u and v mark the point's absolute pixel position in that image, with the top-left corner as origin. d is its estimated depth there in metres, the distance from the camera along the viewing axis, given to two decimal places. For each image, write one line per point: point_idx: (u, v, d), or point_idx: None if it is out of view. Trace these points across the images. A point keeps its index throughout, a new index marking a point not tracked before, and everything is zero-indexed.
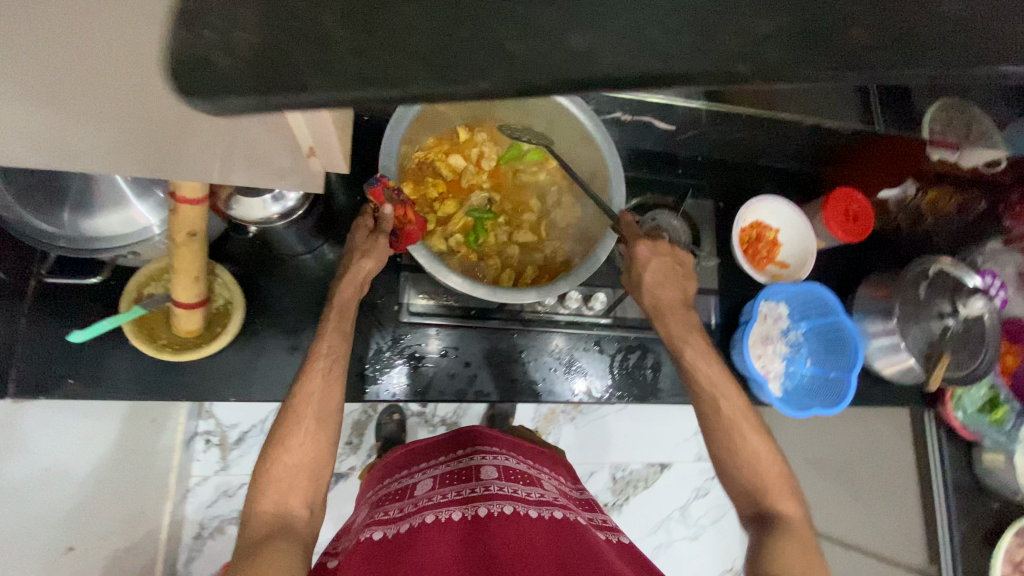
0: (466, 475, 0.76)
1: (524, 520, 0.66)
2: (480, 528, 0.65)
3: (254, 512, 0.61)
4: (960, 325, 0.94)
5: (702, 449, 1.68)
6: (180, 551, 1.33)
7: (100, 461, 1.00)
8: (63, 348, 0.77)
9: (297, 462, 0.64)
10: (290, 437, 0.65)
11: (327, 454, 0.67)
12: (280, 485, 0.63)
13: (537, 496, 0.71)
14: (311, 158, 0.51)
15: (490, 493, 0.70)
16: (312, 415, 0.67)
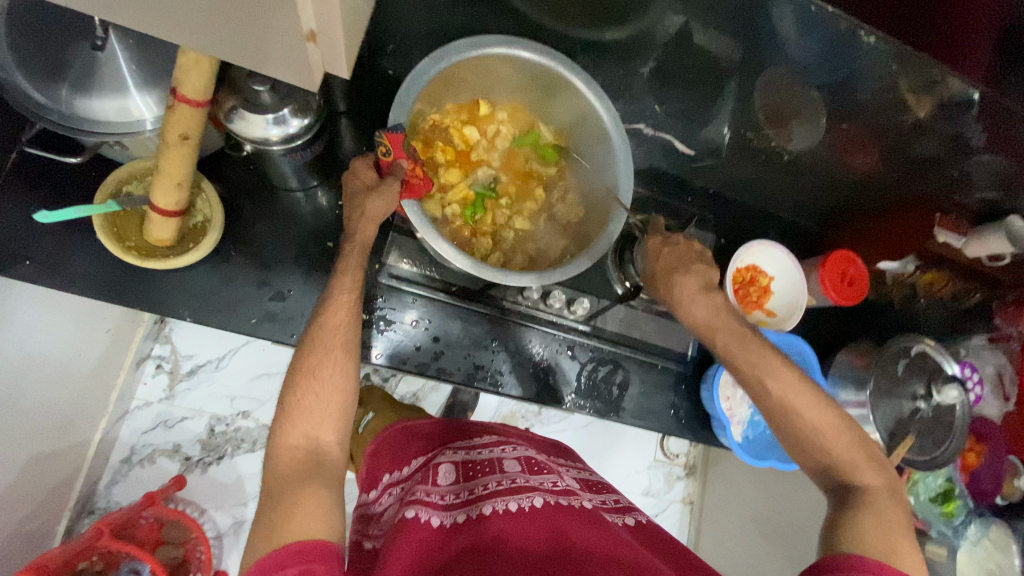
0: (483, 465, 0.70)
1: (552, 516, 0.59)
2: (493, 526, 0.58)
3: (280, 448, 0.58)
4: (930, 411, 0.95)
5: (651, 484, 1.66)
6: (104, 472, 1.28)
7: (41, 356, 0.95)
8: (24, 225, 0.73)
9: (328, 395, 0.61)
10: (322, 367, 0.62)
11: (355, 391, 0.64)
12: (308, 417, 0.59)
13: (561, 487, 0.65)
14: (310, 44, 0.44)
15: (505, 487, 0.63)
16: (340, 345, 0.64)
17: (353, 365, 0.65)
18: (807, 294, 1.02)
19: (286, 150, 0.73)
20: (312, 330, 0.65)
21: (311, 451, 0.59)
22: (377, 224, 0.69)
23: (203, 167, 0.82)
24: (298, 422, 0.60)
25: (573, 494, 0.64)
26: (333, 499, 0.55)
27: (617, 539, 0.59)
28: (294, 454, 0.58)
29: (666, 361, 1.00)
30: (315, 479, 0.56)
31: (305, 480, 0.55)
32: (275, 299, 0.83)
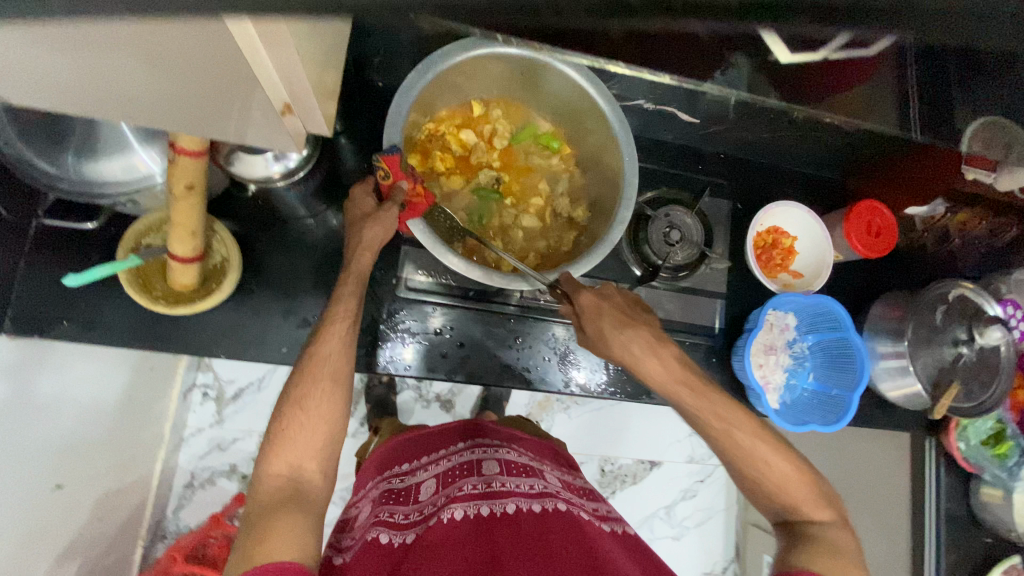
0: (465, 470, 0.76)
1: (524, 517, 0.66)
2: (476, 526, 0.64)
3: (264, 474, 0.61)
4: (973, 355, 0.91)
5: (694, 451, 1.68)
6: (171, 499, 1.36)
7: (95, 404, 1.01)
8: (61, 290, 0.78)
9: (313, 425, 0.63)
10: (310, 397, 0.64)
11: (341, 420, 0.66)
12: (292, 446, 0.62)
13: (539, 489, 0.71)
14: (286, 114, 0.54)
15: (484, 490, 0.70)
16: (328, 376, 0.66)
17: (343, 396, 0.67)
18: (833, 251, 0.99)
19: (289, 185, 0.74)
20: (305, 361, 0.67)
21: (292, 480, 0.61)
22: (372, 251, 0.71)
23: (215, 207, 0.84)
24: (281, 451, 0.62)
25: (549, 495, 0.70)
26: (310, 526, 0.57)
27: (587, 537, 0.65)
28: (273, 483, 0.60)
29: (693, 337, 0.99)
30: (292, 506, 0.58)
31: (282, 508, 0.57)
32: (301, 326, 0.85)
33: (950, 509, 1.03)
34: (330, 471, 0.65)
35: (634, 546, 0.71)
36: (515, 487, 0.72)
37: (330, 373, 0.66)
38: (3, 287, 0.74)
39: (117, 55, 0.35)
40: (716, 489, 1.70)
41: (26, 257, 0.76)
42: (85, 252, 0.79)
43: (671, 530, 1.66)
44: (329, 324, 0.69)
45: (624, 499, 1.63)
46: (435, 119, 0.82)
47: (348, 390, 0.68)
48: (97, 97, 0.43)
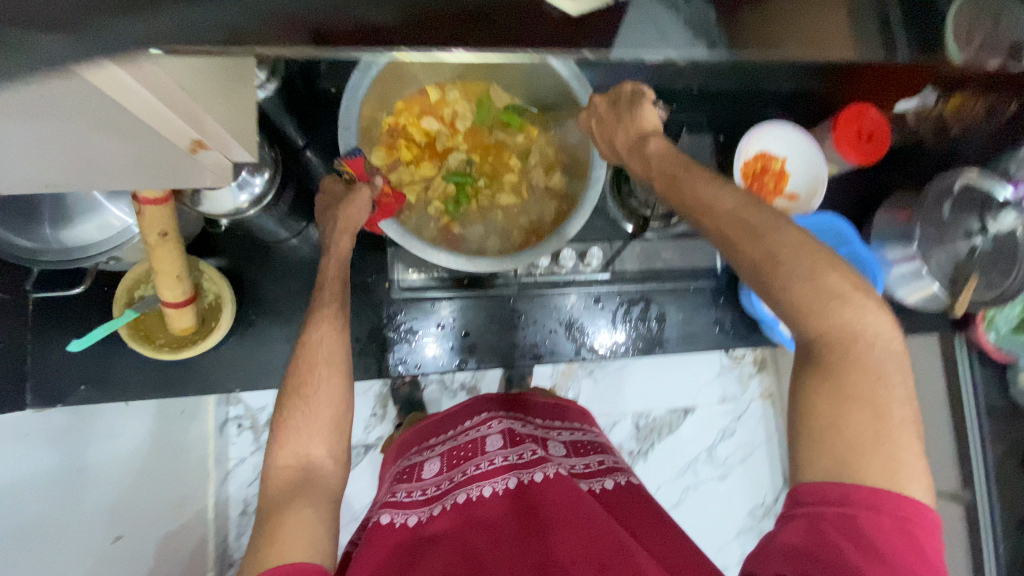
0: (470, 447, 0.77)
1: (525, 490, 0.67)
2: (474, 505, 0.67)
3: (274, 469, 0.59)
4: (988, 244, 0.86)
5: (725, 390, 1.69)
6: (230, 528, 1.41)
7: (136, 454, 1.05)
8: (68, 356, 0.80)
9: (315, 410, 0.62)
10: (307, 385, 0.63)
11: (344, 401, 0.64)
12: (297, 434, 0.60)
13: (525, 454, 0.72)
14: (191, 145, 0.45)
15: (484, 472, 0.71)
16: (324, 360, 0.64)
17: (343, 376, 0.65)
18: (825, 166, 0.96)
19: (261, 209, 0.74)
20: (300, 349, 0.65)
21: (303, 470, 0.59)
22: (350, 236, 0.70)
23: (198, 247, 0.85)
24: (287, 440, 0.60)
25: (534, 458, 0.70)
26: (323, 519, 0.56)
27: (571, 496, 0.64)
28: (283, 474, 0.59)
29: (696, 281, 0.97)
30: (303, 501, 0.56)
31: (292, 499, 0.56)
32: None
33: (990, 400, 1.00)
34: (342, 453, 0.63)
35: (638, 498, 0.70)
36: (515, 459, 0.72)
37: (324, 358, 0.64)
38: (16, 363, 0.76)
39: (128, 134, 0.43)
40: (754, 423, 1.70)
41: (31, 332, 0.79)
42: (85, 316, 0.81)
43: (716, 470, 1.67)
44: (338, 316, 0.68)
45: (664, 449, 1.64)
46: (392, 112, 0.79)
47: (347, 372, 0.66)
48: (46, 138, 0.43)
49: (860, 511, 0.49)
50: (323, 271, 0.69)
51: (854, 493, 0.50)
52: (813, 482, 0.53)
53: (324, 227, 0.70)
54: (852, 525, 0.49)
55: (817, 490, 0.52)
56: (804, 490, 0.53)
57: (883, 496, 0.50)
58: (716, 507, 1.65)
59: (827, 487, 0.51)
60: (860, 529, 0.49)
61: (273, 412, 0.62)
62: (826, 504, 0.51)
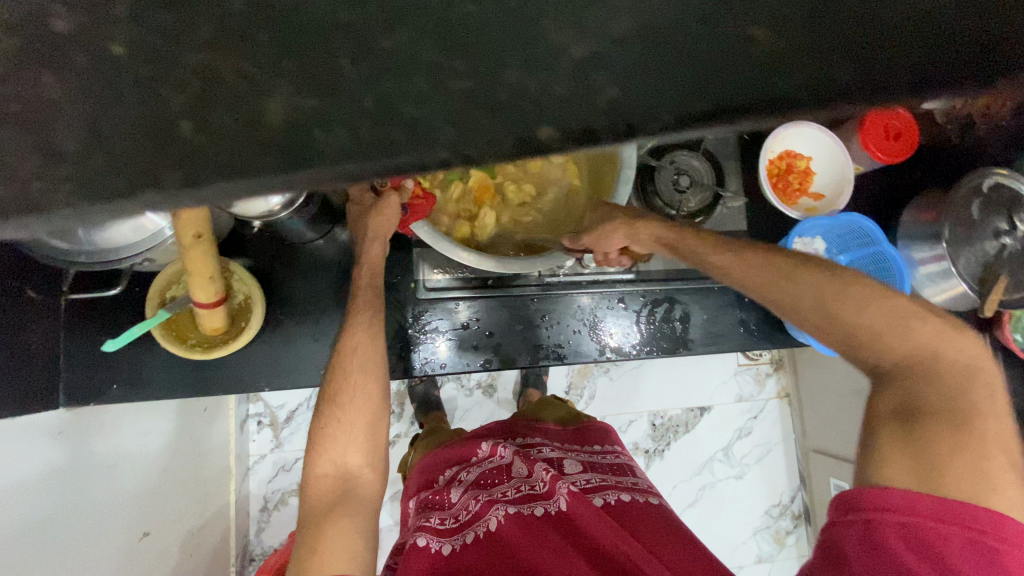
0: (496, 474, 0.77)
1: (550, 520, 0.68)
2: (500, 536, 0.67)
3: (313, 475, 0.61)
4: (1020, 244, 0.84)
5: (742, 389, 1.68)
6: (250, 524, 1.42)
7: (163, 452, 1.06)
8: (101, 355, 0.81)
9: (351, 420, 0.63)
10: (343, 393, 0.64)
11: (379, 409, 0.66)
12: (334, 443, 0.62)
13: (548, 484, 0.71)
14: None
15: (510, 498, 0.72)
16: (359, 367, 0.66)
17: (378, 385, 0.66)
18: (851, 164, 0.95)
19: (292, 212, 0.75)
20: (336, 356, 0.67)
21: (341, 478, 0.61)
22: (382, 242, 0.70)
23: (227, 247, 0.86)
24: (325, 450, 0.62)
25: (557, 489, 0.70)
26: (360, 530, 0.57)
27: (598, 536, 0.65)
28: (321, 483, 0.60)
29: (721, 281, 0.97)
30: (340, 511, 0.58)
31: (331, 509, 0.58)
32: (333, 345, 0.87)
33: (1015, 402, 0.98)
34: (379, 461, 0.64)
35: (662, 517, 0.70)
36: (540, 485, 0.72)
37: (358, 366, 0.65)
38: (51, 362, 0.78)
39: None
40: (770, 423, 1.70)
41: (65, 330, 0.80)
42: (117, 316, 0.82)
43: (732, 469, 1.67)
44: (372, 322, 0.69)
45: (680, 448, 1.64)
46: None
47: (382, 379, 0.67)
48: None
49: (926, 520, 0.49)
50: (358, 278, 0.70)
51: (920, 503, 0.49)
52: (884, 488, 0.52)
53: (357, 235, 0.71)
54: (914, 533, 0.49)
55: (880, 498, 0.51)
56: (871, 495, 0.52)
57: (957, 509, 0.48)
58: (732, 507, 1.65)
59: (894, 494, 0.51)
60: (921, 539, 0.49)
61: (311, 422, 0.64)
62: (887, 509, 0.51)
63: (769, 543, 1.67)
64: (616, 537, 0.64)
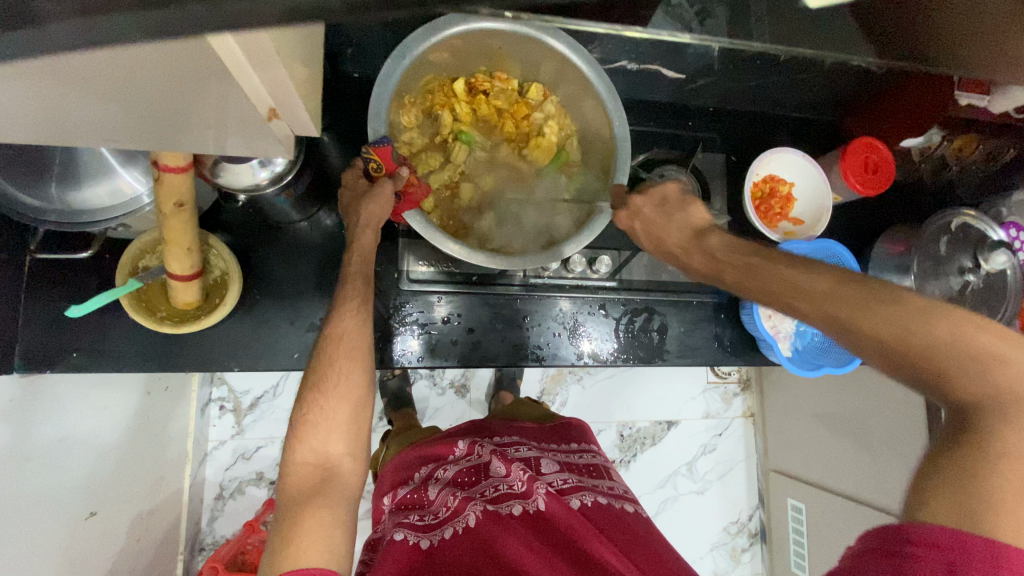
0: (473, 472, 0.76)
1: (523, 517, 0.68)
2: (476, 534, 0.66)
3: (293, 463, 0.59)
4: (981, 281, 0.89)
5: (709, 406, 1.71)
6: (203, 512, 1.37)
7: (121, 430, 1.02)
8: (63, 322, 0.78)
9: (334, 407, 0.61)
10: (326, 380, 0.62)
11: (364, 396, 0.64)
12: (316, 429, 0.60)
13: (526, 484, 0.71)
14: (275, 119, 0.55)
15: (486, 497, 0.71)
16: (344, 354, 0.64)
17: (363, 373, 0.65)
18: (830, 193, 0.98)
19: (279, 189, 0.74)
20: (321, 343, 0.66)
21: (322, 467, 0.59)
22: (374, 228, 0.70)
23: (207, 221, 0.83)
24: (306, 438, 0.60)
25: (535, 489, 0.70)
26: (340, 521, 0.56)
27: (574, 538, 0.65)
28: (297, 471, 0.59)
29: (700, 295, 0.99)
30: (320, 501, 0.56)
31: (310, 498, 0.56)
32: (311, 330, 0.85)
33: None
34: (360, 450, 0.63)
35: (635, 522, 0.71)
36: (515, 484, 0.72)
37: (344, 353, 0.64)
38: (8, 325, 0.74)
39: (150, 124, 0.47)
40: (734, 441, 1.73)
41: (25, 294, 0.76)
42: (84, 283, 0.79)
43: (694, 484, 1.69)
44: (360, 309, 0.68)
45: (646, 460, 1.66)
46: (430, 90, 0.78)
47: (368, 368, 0.66)
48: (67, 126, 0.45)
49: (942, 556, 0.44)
50: (348, 264, 0.69)
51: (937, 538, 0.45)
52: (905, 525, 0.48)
53: (347, 220, 0.71)
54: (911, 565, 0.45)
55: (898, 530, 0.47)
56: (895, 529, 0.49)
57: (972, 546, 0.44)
58: (693, 522, 1.67)
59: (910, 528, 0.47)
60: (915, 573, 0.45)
61: (293, 409, 0.62)
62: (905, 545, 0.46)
63: (725, 559, 1.69)
64: (595, 542, 0.64)
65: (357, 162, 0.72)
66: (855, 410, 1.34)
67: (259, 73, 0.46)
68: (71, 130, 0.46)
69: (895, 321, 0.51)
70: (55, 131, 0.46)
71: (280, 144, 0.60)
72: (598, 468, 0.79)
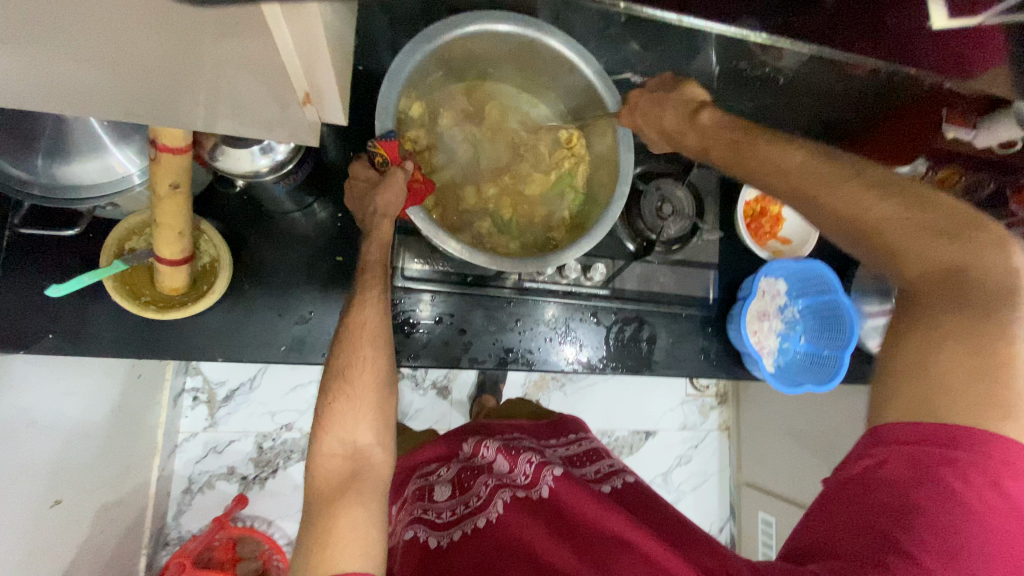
0: (477, 471, 0.76)
1: (531, 506, 0.67)
2: (493, 530, 0.66)
3: (318, 456, 0.59)
4: None
5: (687, 418, 1.74)
6: (169, 505, 1.33)
7: (92, 414, 0.99)
8: (40, 301, 0.75)
9: (361, 396, 0.60)
10: (352, 369, 0.61)
11: (389, 383, 0.63)
12: (343, 422, 0.59)
13: (530, 475, 0.70)
14: (306, 105, 0.55)
15: (493, 489, 0.71)
16: (369, 341, 0.63)
17: (387, 360, 0.64)
18: None
19: (278, 178, 0.72)
20: (342, 331, 0.64)
21: (351, 459, 0.59)
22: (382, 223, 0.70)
23: (198, 206, 0.81)
24: (332, 430, 0.59)
25: (540, 478, 0.69)
26: (372, 516, 0.56)
27: (582, 513, 0.64)
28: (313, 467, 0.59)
29: (689, 308, 1.01)
30: (353, 497, 0.56)
31: (346, 491, 0.57)
32: (300, 323, 0.84)
33: None
34: (389, 438, 0.62)
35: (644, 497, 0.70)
36: (522, 476, 0.71)
37: (369, 340, 0.63)
38: None
39: (147, 92, 0.44)
40: (709, 453, 1.76)
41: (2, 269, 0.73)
42: (64, 261, 0.76)
43: (669, 495, 1.71)
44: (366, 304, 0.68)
45: None
46: (438, 88, 0.78)
47: (391, 354, 0.65)
48: (56, 89, 0.42)
49: (950, 449, 0.48)
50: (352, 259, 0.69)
51: (929, 432, 0.49)
52: (897, 425, 0.51)
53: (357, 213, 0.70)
54: (925, 464, 0.49)
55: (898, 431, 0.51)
56: (887, 431, 0.52)
57: (979, 436, 0.48)
58: None
59: (904, 428, 0.51)
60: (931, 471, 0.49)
61: (317, 398, 0.61)
62: (907, 443, 0.50)
63: None
64: (602, 512, 0.63)
65: (364, 156, 0.72)
66: (829, 426, 1.37)
67: (291, 49, 0.44)
68: (58, 93, 0.43)
69: (998, 302, 0.50)
70: (50, 95, 0.43)
71: (292, 130, 0.59)
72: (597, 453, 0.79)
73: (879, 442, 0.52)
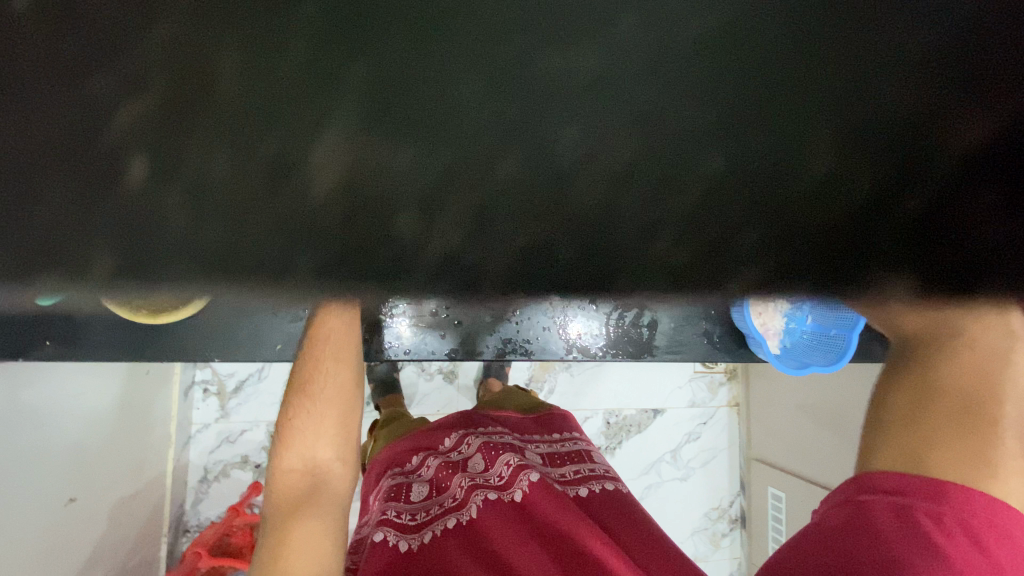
0: (454, 466, 0.76)
1: (507, 508, 0.69)
2: (473, 532, 0.68)
3: (280, 468, 0.60)
4: None
5: (695, 395, 1.73)
6: (186, 494, 1.37)
7: (102, 415, 1.01)
8: (36, 309, 0.76)
9: (321, 410, 0.62)
10: (314, 383, 0.63)
11: (352, 396, 0.65)
12: (302, 437, 0.61)
13: (506, 477, 0.72)
14: None
15: (470, 487, 0.73)
16: (331, 355, 0.65)
17: (351, 373, 0.66)
18: None
19: None
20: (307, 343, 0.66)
21: (310, 473, 0.61)
22: None
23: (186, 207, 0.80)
24: (293, 444, 0.61)
25: (515, 481, 0.71)
26: (328, 528, 0.58)
27: (552, 515, 0.67)
28: (290, 477, 0.60)
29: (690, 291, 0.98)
30: (309, 510, 0.58)
31: (303, 505, 0.58)
32: (294, 321, 0.83)
33: None
34: (349, 451, 0.64)
35: (618, 504, 0.73)
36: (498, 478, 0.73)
37: (331, 354, 0.65)
38: None
39: None
40: (718, 430, 1.75)
41: None
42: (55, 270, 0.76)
43: (677, 471, 1.72)
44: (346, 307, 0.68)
45: (631, 447, 1.68)
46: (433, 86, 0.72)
47: (355, 364, 0.67)
48: None
49: (919, 500, 0.54)
50: None
51: (910, 483, 0.55)
52: (880, 473, 0.58)
53: None
54: (910, 514, 0.54)
55: (881, 477, 0.57)
56: (871, 480, 0.58)
57: (962, 493, 0.54)
58: (674, 509, 1.70)
59: (891, 474, 0.57)
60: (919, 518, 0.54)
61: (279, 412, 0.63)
62: (889, 493, 0.56)
63: (704, 544, 1.72)
64: (569, 515, 0.66)
65: None
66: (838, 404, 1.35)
67: None
68: None
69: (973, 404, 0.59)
70: None
71: None
72: (579, 452, 0.80)
73: (866, 489, 0.58)
